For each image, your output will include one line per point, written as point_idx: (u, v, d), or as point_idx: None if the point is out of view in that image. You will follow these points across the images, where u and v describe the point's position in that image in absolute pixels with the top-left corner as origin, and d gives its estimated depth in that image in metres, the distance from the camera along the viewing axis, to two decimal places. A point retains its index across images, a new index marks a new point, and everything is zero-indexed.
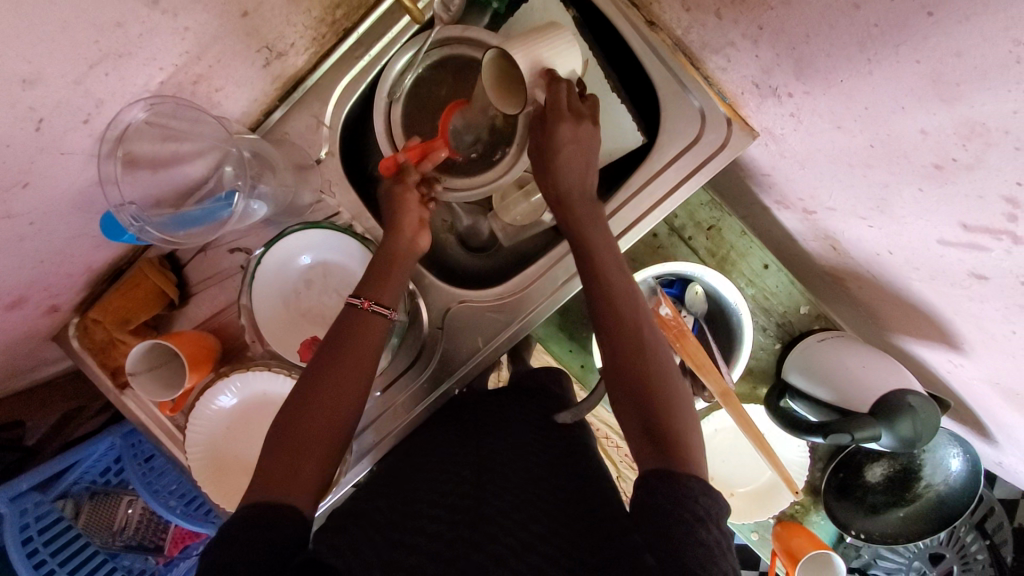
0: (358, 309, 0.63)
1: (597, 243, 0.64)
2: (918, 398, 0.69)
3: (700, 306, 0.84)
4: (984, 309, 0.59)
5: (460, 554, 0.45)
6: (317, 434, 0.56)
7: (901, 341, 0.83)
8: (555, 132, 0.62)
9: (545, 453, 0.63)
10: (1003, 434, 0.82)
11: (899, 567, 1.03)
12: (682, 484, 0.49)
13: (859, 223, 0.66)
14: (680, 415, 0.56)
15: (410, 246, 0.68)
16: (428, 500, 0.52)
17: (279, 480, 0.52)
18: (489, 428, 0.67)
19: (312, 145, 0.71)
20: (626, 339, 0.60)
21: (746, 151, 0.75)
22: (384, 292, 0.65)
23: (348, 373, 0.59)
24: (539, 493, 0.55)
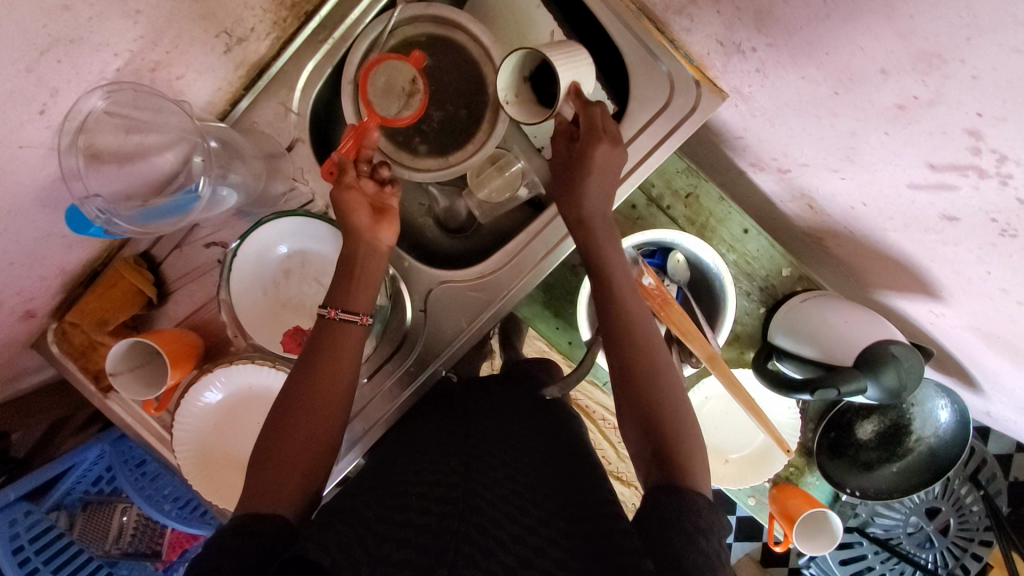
0: (327, 319, 0.63)
1: (605, 257, 0.66)
2: (901, 346, 0.70)
3: (681, 273, 0.83)
4: (959, 252, 0.60)
5: (449, 545, 0.44)
6: (299, 454, 0.56)
7: (883, 297, 0.84)
8: (592, 154, 0.65)
9: (530, 445, 0.63)
10: (989, 382, 0.82)
11: (897, 523, 1.05)
12: (690, 500, 0.51)
13: (832, 176, 0.66)
14: (688, 438, 0.58)
15: (370, 246, 0.66)
16: (416, 492, 0.52)
17: (267, 493, 0.52)
18: (477, 421, 0.66)
19: (281, 134, 0.70)
20: (631, 359, 0.62)
21: (718, 114, 0.75)
22: (354, 296, 0.65)
23: (325, 390, 0.59)
24: (529, 486, 0.55)
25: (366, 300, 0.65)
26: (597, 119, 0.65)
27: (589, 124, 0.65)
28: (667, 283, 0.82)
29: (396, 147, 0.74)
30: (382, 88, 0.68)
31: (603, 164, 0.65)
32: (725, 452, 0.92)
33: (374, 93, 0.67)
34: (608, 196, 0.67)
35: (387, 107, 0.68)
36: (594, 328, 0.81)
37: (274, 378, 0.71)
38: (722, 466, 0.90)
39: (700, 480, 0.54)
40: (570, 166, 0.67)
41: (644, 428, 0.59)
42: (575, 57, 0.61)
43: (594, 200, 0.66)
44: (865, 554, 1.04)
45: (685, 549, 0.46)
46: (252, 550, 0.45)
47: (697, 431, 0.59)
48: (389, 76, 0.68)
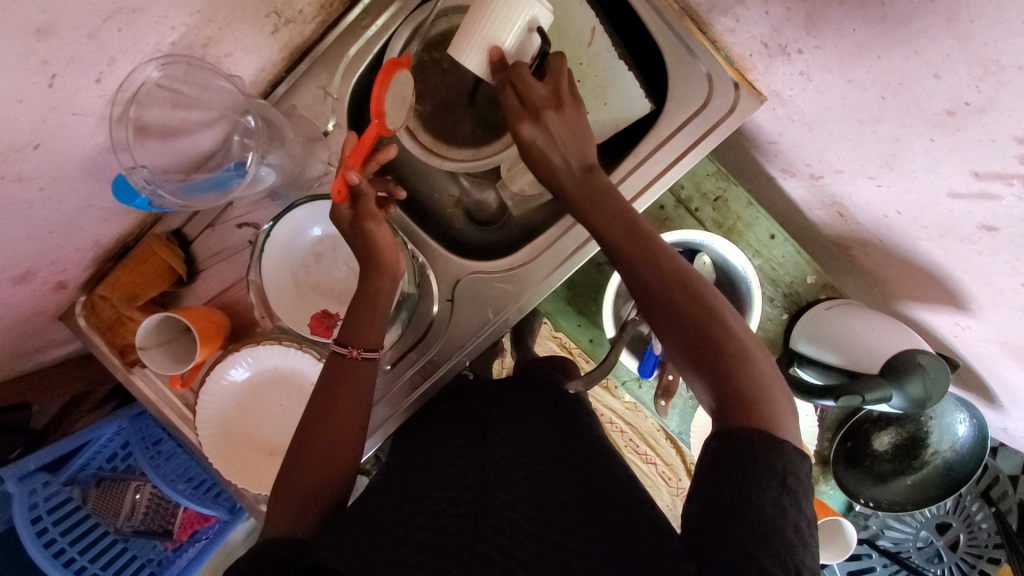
0: (345, 358, 0.64)
1: (604, 228, 0.61)
2: (927, 356, 0.70)
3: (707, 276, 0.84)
4: (993, 263, 0.60)
5: (467, 543, 0.44)
6: (317, 471, 0.58)
7: (907, 309, 0.84)
8: (520, 136, 0.62)
9: (553, 441, 0.63)
10: (1009, 396, 0.83)
11: (907, 537, 1.05)
12: (747, 444, 0.46)
13: (867, 182, 0.66)
14: (746, 369, 0.51)
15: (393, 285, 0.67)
16: (434, 495, 0.51)
17: (281, 512, 0.55)
18: (494, 423, 0.65)
19: (320, 117, 0.71)
20: (658, 323, 0.57)
21: (753, 118, 0.75)
22: (367, 333, 0.66)
23: (340, 411, 0.61)
24: (546, 484, 0.54)
25: (370, 336, 0.66)
26: (511, 94, 0.61)
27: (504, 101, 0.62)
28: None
29: (429, 134, 0.74)
30: (395, 99, 0.68)
31: (564, 125, 0.62)
32: None
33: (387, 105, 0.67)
34: (576, 148, 0.62)
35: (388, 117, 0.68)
36: (618, 325, 0.82)
37: (301, 360, 0.72)
38: None
39: (770, 417, 0.48)
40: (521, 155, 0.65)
41: (701, 377, 0.53)
42: (476, 23, 0.59)
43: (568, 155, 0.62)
44: (873, 566, 1.05)
45: (735, 512, 0.44)
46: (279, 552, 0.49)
47: (758, 361, 0.53)
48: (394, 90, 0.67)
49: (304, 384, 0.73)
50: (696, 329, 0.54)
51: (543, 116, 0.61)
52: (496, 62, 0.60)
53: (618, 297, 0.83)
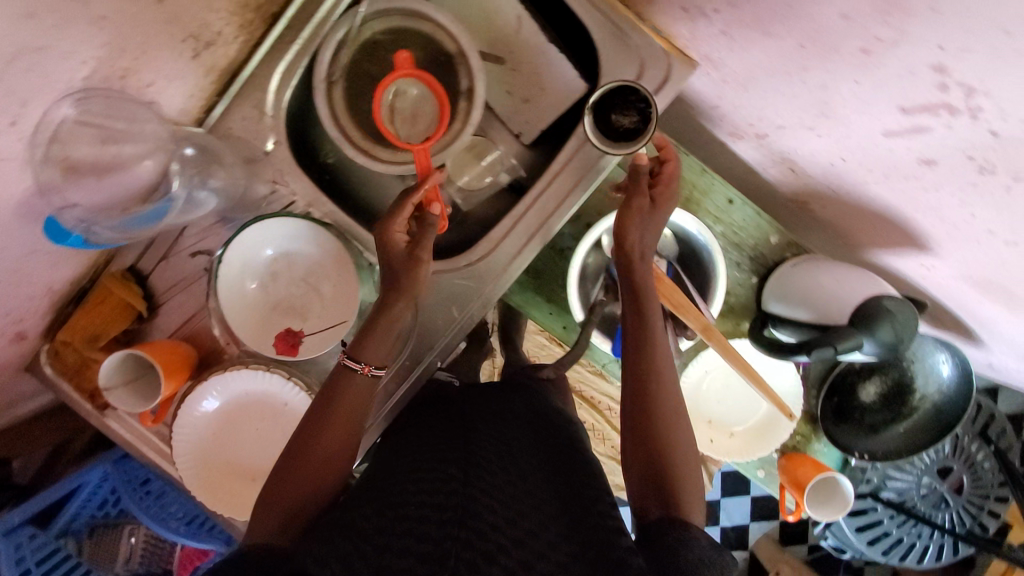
0: (356, 373, 0.62)
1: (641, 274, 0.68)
2: (893, 301, 0.70)
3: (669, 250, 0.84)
4: (941, 198, 0.59)
5: (450, 551, 0.45)
6: (304, 483, 0.57)
7: (874, 256, 0.84)
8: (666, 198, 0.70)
9: (532, 450, 0.64)
10: (987, 331, 0.83)
11: (910, 485, 1.03)
12: (689, 534, 0.52)
13: (808, 134, 0.66)
14: (693, 473, 0.59)
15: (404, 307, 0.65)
16: (414, 499, 0.51)
17: (262, 527, 0.54)
18: (475, 424, 0.65)
19: (257, 136, 0.71)
20: (634, 384, 0.63)
21: (692, 85, 0.76)
22: (365, 346, 0.63)
23: (335, 427, 0.60)
24: (528, 492, 0.55)
25: (382, 351, 0.64)
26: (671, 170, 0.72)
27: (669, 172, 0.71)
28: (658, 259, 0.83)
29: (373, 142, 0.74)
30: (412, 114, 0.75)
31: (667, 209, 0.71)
32: (729, 426, 0.91)
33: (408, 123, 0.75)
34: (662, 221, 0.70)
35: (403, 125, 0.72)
36: (586, 309, 0.82)
37: (269, 381, 0.72)
38: (727, 440, 0.90)
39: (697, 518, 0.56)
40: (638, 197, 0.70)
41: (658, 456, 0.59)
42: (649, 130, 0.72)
43: (648, 241, 0.69)
44: (880, 519, 1.03)
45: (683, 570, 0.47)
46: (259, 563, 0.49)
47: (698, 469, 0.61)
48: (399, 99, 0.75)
49: (277, 405, 0.73)
50: (671, 416, 0.61)
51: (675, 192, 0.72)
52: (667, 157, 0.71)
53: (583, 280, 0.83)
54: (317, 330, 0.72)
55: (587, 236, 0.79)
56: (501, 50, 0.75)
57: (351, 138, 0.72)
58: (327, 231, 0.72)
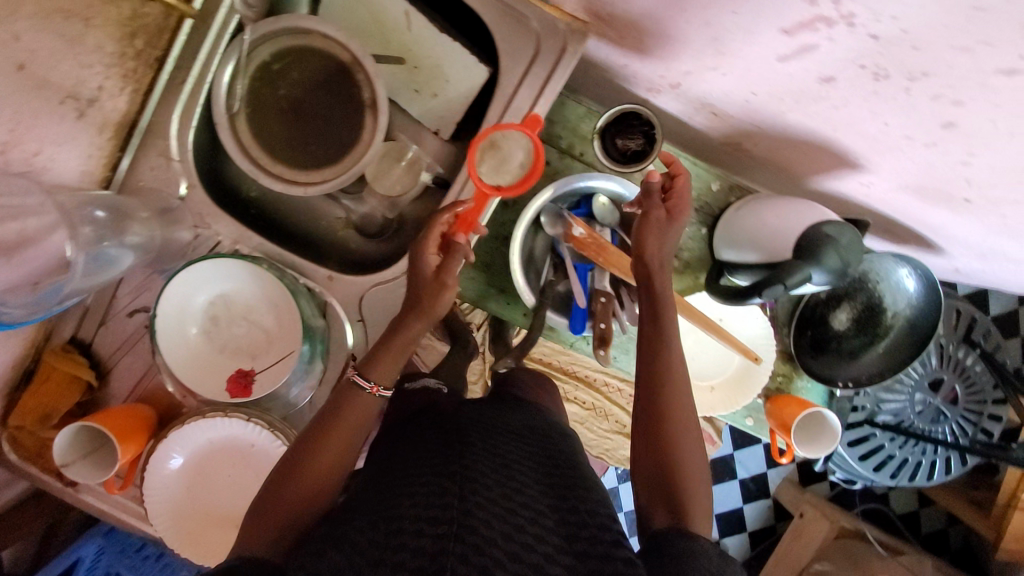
0: (366, 392, 0.66)
1: (655, 275, 0.70)
2: (833, 226, 0.69)
3: (609, 218, 0.82)
4: (853, 113, 0.58)
5: (447, 564, 0.47)
6: (302, 496, 0.59)
7: (819, 184, 0.83)
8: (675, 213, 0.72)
9: (529, 454, 0.66)
10: (946, 239, 0.81)
11: (904, 405, 1.01)
12: (696, 542, 0.55)
13: (713, 73, 0.65)
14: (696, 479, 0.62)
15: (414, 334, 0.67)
16: (410, 510, 0.53)
17: (257, 538, 0.56)
18: (468, 429, 0.66)
19: (168, 184, 0.70)
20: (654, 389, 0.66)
21: (595, 48, 0.74)
22: (377, 367, 0.67)
23: (332, 446, 0.62)
24: (524, 503, 0.56)
25: (391, 373, 0.67)
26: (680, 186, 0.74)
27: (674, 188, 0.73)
28: (599, 230, 0.81)
29: (288, 166, 0.72)
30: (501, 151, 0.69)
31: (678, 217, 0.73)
32: (708, 381, 0.90)
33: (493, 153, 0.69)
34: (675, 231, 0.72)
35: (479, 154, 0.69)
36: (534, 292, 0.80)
37: (231, 426, 0.70)
38: (708, 394, 0.89)
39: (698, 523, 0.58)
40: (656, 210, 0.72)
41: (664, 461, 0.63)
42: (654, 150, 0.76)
43: (664, 252, 0.71)
44: (882, 444, 1.02)
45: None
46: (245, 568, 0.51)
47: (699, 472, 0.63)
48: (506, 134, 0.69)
49: (244, 448, 0.72)
50: (678, 428, 0.64)
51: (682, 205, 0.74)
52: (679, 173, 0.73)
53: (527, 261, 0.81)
54: (268, 365, 0.72)
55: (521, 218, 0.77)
56: (399, 50, 0.74)
57: (266, 167, 0.71)
58: (264, 267, 0.70)
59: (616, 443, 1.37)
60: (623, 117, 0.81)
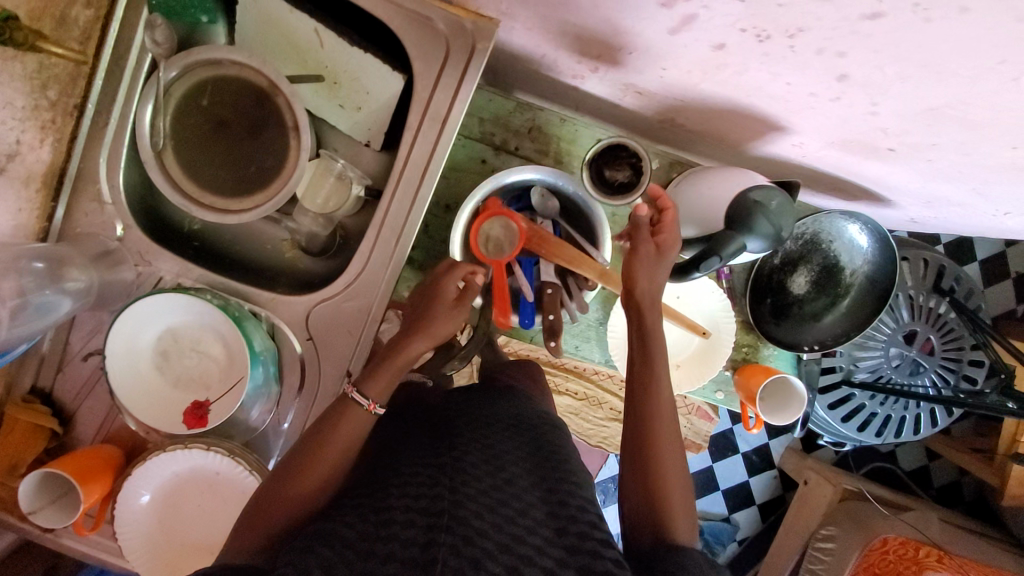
0: (364, 409, 0.66)
1: (642, 294, 0.70)
2: (760, 191, 0.68)
3: (549, 209, 0.83)
4: (756, 76, 0.57)
5: (438, 556, 0.49)
6: (293, 505, 0.61)
7: (757, 150, 0.82)
8: (662, 246, 0.71)
9: (517, 446, 0.68)
10: (890, 190, 0.79)
11: (880, 361, 1.00)
12: (683, 555, 0.55)
13: (620, 53, 0.65)
14: (680, 493, 0.62)
15: (407, 354, 0.71)
16: (401, 504, 0.55)
17: (244, 545, 0.57)
18: (458, 431, 0.69)
19: (105, 227, 0.71)
20: (644, 401, 0.67)
21: (509, 42, 0.75)
22: (373, 382, 0.69)
23: (328, 452, 0.64)
24: (513, 495, 0.59)
25: (387, 390, 0.69)
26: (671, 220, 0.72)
27: (659, 223, 0.72)
28: (540, 222, 0.83)
29: (221, 195, 0.73)
30: (492, 237, 0.78)
31: (671, 244, 0.72)
32: (674, 359, 0.90)
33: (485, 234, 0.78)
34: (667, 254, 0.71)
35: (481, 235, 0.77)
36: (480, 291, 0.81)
37: (193, 456, 0.71)
38: (674, 372, 0.89)
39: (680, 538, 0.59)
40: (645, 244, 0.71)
41: (650, 478, 0.63)
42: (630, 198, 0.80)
43: (652, 287, 0.70)
44: (862, 403, 1.01)
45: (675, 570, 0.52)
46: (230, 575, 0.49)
47: (681, 484, 0.63)
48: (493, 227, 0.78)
49: (210, 476, 0.73)
50: (664, 442, 0.65)
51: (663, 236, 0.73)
52: (666, 207, 0.72)
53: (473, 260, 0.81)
54: (220, 395, 0.72)
55: (458, 215, 0.77)
56: (317, 68, 0.74)
57: (198, 199, 0.72)
58: (206, 300, 0.71)
59: (612, 430, 1.37)
60: (611, 148, 0.83)
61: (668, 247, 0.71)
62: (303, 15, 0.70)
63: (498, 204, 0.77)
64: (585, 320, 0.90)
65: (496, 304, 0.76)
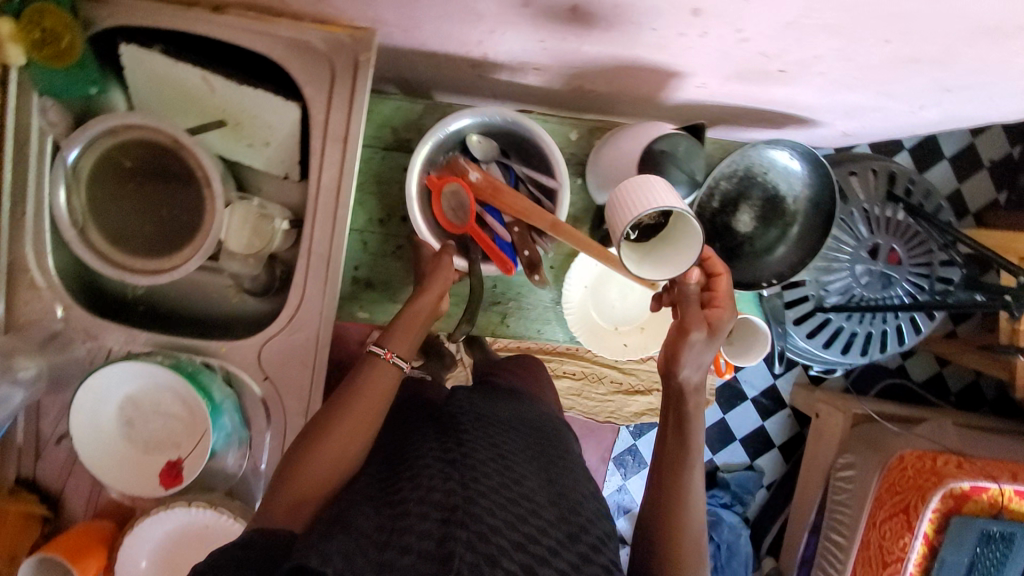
0: (382, 359, 0.68)
1: (682, 377, 0.70)
2: (665, 140, 0.68)
3: (492, 152, 0.80)
4: (622, 25, 0.56)
5: (455, 551, 0.48)
6: (330, 468, 0.61)
7: (670, 99, 0.81)
8: (717, 320, 0.71)
9: (522, 448, 0.69)
10: (808, 110, 0.78)
11: (847, 281, 0.98)
12: None
13: (496, 33, 0.65)
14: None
15: (431, 308, 0.73)
16: (414, 498, 0.55)
17: (282, 506, 0.58)
18: (465, 426, 0.68)
19: (45, 312, 0.73)
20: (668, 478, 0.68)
21: (396, 48, 0.74)
22: (395, 340, 0.70)
23: (356, 418, 0.64)
24: (523, 496, 0.59)
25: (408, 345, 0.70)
26: (724, 293, 0.73)
27: (716, 295, 0.73)
28: (489, 168, 0.80)
29: (151, 257, 0.74)
30: (456, 203, 0.76)
31: (727, 322, 0.71)
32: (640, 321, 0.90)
33: (445, 203, 0.76)
34: (717, 338, 0.71)
35: (443, 206, 0.76)
36: (462, 253, 0.78)
37: (178, 513, 0.72)
38: (640, 334, 0.89)
39: None
40: (694, 310, 0.72)
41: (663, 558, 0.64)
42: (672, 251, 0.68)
43: (695, 375, 0.71)
44: (840, 326, 1.01)
45: None
46: (251, 558, 0.49)
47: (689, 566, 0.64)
48: (450, 195, 0.76)
49: (200, 530, 0.74)
50: (679, 520, 0.66)
51: (716, 311, 0.72)
52: (718, 274, 0.74)
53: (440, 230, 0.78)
54: (190, 451, 0.73)
55: (408, 193, 0.75)
56: (215, 113, 0.74)
57: (131, 265, 0.73)
58: (157, 362, 0.72)
59: (620, 402, 1.36)
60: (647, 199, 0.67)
61: (723, 324, 0.71)
62: (185, 66, 0.71)
63: (435, 177, 0.75)
64: (541, 304, 0.89)
65: (494, 258, 0.76)
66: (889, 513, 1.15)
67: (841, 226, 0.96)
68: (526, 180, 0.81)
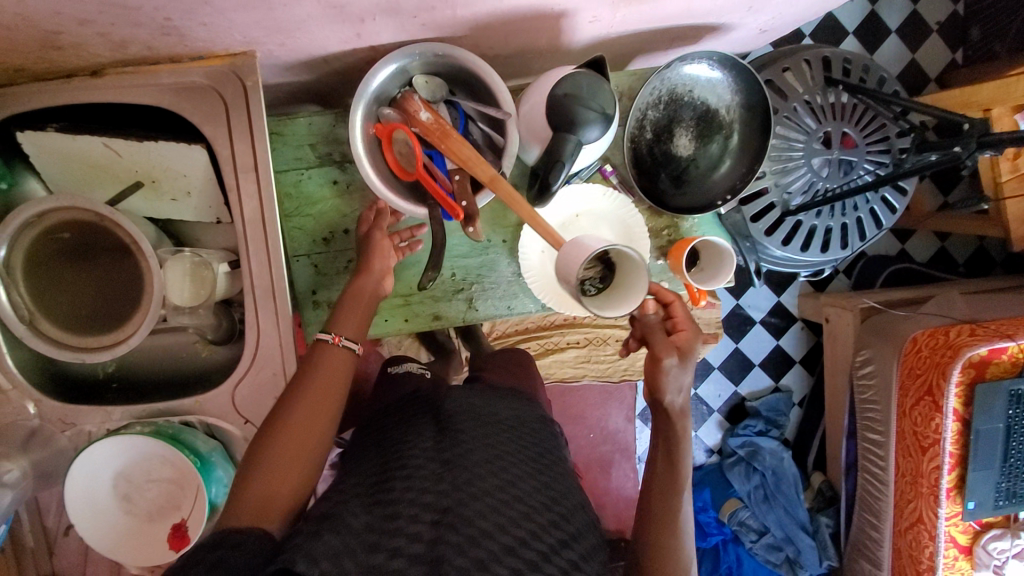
0: (330, 342, 0.68)
1: (660, 397, 0.70)
2: (567, 82, 0.67)
3: (439, 91, 0.74)
4: None
5: (445, 553, 0.47)
6: (297, 464, 0.59)
7: (573, 43, 0.79)
8: (686, 344, 0.70)
9: (519, 448, 0.65)
10: (714, 15, 0.75)
11: (807, 176, 0.95)
12: None
13: (366, 22, 0.64)
14: None
15: (377, 284, 0.73)
16: (407, 497, 0.53)
17: (245, 506, 0.55)
18: (463, 425, 0.65)
19: (18, 412, 0.73)
20: (657, 494, 0.69)
21: (284, 66, 0.73)
22: (341, 325, 0.70)
23: (316, 408, 0.63)
24: (518, 497, 0.57)
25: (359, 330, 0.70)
26: (686, 316, 0.72)
27: (678, 321, 0.72)
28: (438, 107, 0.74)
29: (106, 332, 0.74)
30: (405, 149, 0.71)
31: (692, 345, 0.71)
32: None
33: (397, 146, 0.72)
34: (688, 358, 0.70)
35: (395, 152, 0.72)
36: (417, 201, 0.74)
37: None
38: None
39: None
40: (662, 339, 0.71)
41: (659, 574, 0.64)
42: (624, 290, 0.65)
43: (678, 397, 0.70)
44: (815, 225, 0.98)
45: None
46: (239, 558, 0.47)
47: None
48: (401, 140, 0.71)
49: None
50: (672, 537, 0.66)
51: (681, 334, 0.71)
52: (672, 301, 0.72)
53: (392, 178, 0.75)
54: (189, 511, 0.73)
55: (354, 145, 0.71)
56: (130, 175, 0.74)
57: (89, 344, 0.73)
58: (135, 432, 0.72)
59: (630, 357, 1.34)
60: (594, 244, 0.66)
61: (692, 347, 0.71)
62: (84, 136, 0.71)
63: (385, 123, 0.71)
64: (504, 280, 0.88)
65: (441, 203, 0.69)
66: (916, 398, 1.12)
67: (790, 120, 0.92)
68: (476, 117, 0.75)
